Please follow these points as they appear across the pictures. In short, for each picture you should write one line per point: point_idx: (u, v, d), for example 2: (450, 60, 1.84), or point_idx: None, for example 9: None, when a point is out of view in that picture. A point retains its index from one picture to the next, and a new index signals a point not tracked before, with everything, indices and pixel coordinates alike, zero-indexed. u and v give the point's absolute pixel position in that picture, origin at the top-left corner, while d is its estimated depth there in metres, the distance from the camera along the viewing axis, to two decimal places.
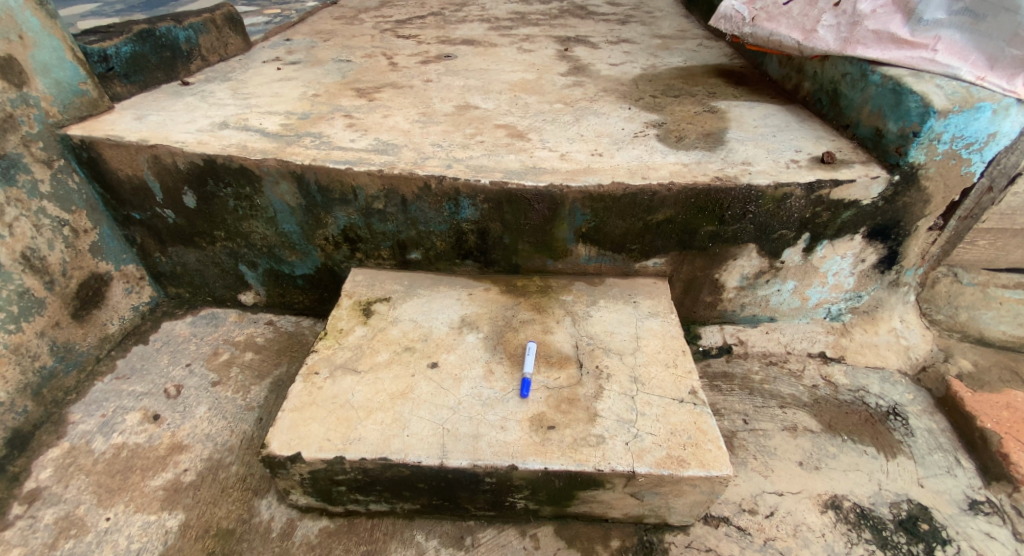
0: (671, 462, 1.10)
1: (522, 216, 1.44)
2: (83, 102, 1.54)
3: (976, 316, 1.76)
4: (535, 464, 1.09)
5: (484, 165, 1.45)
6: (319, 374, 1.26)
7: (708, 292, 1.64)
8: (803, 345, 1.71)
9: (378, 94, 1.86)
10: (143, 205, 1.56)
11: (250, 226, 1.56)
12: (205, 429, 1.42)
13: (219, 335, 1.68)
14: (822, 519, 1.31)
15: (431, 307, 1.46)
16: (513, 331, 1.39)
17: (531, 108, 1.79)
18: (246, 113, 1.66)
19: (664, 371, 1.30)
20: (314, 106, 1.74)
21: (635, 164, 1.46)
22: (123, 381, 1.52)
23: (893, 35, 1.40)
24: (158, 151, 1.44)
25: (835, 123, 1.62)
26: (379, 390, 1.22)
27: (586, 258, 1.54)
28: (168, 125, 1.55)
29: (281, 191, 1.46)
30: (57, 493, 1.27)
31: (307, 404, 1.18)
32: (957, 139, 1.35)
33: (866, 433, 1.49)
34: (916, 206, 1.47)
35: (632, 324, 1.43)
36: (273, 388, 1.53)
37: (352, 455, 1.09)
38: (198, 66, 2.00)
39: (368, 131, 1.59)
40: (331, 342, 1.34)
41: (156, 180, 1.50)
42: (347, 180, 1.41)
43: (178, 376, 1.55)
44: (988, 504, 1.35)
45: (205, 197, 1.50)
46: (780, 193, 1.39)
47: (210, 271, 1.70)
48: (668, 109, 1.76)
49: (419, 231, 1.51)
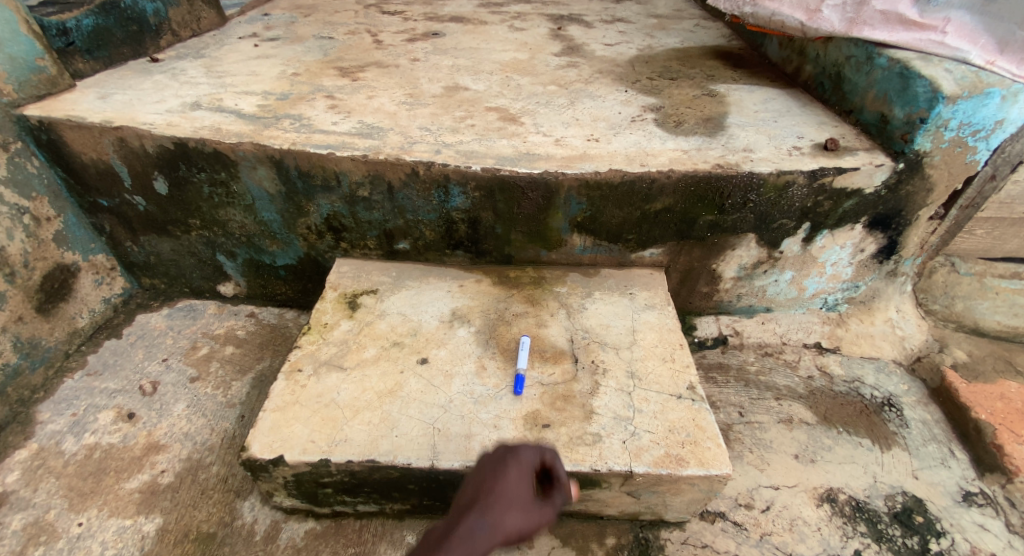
0: (670, 461, 1.07)
1: (514, 205, 1.38)
2: (40, 80, 1.43)
3: (972, 306, 1.73)
4: None
5: (474, 151, 1.38)
6: (302, 371, 1.20)
7: (704, 283, 1.60)
8: (799, 336, 1.69)
9: (362, 73, 1.77)
10: (110, 191, 1.46)
11: (226, 214, 1.47)
12: (183, 428, 1.35)
13: (197, 328, 1.61)
14: (818, 512, 1.29)
15: (420, 299, 1.41)
16: (506, 324, 1.34)
17: (524, 90, 1.71)
18: (220, 93, 1.55)
19: (661, 366, 1.26)
20: (294, 85, 1.64)
21: (633, 150, 1.40)
22: (95, 378, 1.45)
23: (901, 15, 1.35)
24: (125, 133, 1.34)
25: (836, 108, 1.57)
26: (366, 388, 1.16)
27: (582, 248, 1.49)
28: (135, 105, 1.45)
29: (258, 176, 1.37)
30: (25, 498, 1.20)
31: (289, 403, 1.12)
32: (964, 126, 1.30)
33: (861, 425, 1.48)
34: (918, 195, 1.43)
35: (628, 316, 1.39)
36: (255, 384, 1.47)
37: (338, 458, 1.03)
38: (168, 42, 1.88)
39: (351, 113, 1.51)
40: (314, 337, 1.28)
41: (122, 164, 1.40)
42: (329, 165, 1.33)
43: (154, 372, 1.47)
44: (981, 496, 1.34)
45: (177, 182, 1.41)
46: (782, 181, 1.34)
47: (186, 261, 1.61)
48: (666, 93, 1.70)
49: (406, 220, 1.45)
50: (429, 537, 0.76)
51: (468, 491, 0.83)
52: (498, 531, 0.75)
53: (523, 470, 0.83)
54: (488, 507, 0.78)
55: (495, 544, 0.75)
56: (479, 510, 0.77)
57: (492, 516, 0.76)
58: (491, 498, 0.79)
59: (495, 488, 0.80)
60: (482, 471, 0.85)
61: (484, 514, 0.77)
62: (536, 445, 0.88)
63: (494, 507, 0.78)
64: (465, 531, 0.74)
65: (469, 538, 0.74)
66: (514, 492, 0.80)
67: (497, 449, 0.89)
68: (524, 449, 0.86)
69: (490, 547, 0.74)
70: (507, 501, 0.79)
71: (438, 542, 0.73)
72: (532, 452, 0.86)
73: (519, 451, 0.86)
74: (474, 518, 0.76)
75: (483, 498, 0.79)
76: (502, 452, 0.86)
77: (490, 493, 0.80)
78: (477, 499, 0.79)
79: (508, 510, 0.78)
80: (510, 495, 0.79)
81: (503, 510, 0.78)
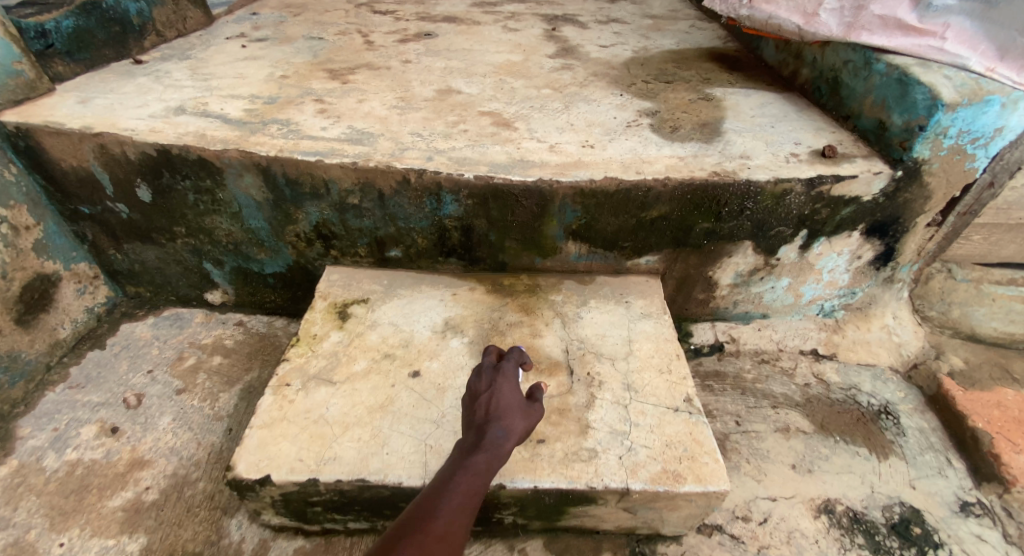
0: (667, 478, 1.04)
1: (508, 212, 1.35)
2: (17, 84, 1.38)
3: (969, 313, 1.73)
4: (524, 483, 1.02)
5: (467, 157, 1.35)
6: (290, 386, 1.17)
7: (701, 290, 1.58)
8: (795, 343, 1.67)
9: (352, 76, 1.73)
10: (91, 198, 1.42)
11: (213, 222, 1.43)
12: (169, 443, 1.32)
13: (184, 338, 1.57)
14: (816, 524, 1.28)
15: (412, 309, 1.38)
16: (500, 334, 1.31)
17: (518, 93, 1.68)
18: (205, 97, 1.51)
19: (658, 378, 1.24)
20: (282, 88, 1.60)
21: (629, 157, 1.37)
22: (77, 391, 1.41)
23: (900, 21, 1.33)
24: (105, 140, 1.30)
25: (834, 114, 1.55)
26: (356, 403, 1.14)
27: (577, 256, 1.47)
28: (117, 110, 1.41)
29: (245, 184, 1.34)
30: (4, 517, 1.16)
31: (276, 420, 1.09)
32: (963, 133, 1.29)
33: (858, 433, 1.47)
34: (916, 202, 1.42)
35: (624, 326, 1.36)
36: (244, 395, 1.43)
37: (326, 477, 1.00)
38: (152, 43, 1.84)
39: (340, 118, 1.47)
40: (303, 349, 1.25)
41: (104, 172, 1.36)
42: (318, 173, 1.30)
43: (138, 384, 1.44)
44: (979, 506, 1.33)
45: (161, 190, 1.37)
46: (780, 189, 1.32)
47: (172, 269, 1.57)
48: (661, 96, 1.67)
49: (398, 228, 1.41)
50: (461, 450, 0.90)
51: (471, 410, 0.97)
52: (514, 431, 0.93)
53: (511, 385, 1.01)
54: (503, 416, 0.94)
55: (513, 442, 0.93)
56: (495, 420, 0.93)
57: (508, 423, 0.93)
58: (500, 410, 0.95)
59: (500, 402, 0.97)
60: (478, 393, 1.00)
61: (500, 422, 0.93)
62: (510, 364, 1.08)
63: (505, 415, 0.94)
64: (493, 438, 0.90)
65: (498, 442, 0.90)
66: (513, 401, 0.98)
67: (480, 374, 1.05)
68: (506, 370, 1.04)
69: (512, 445, 0.92)
70: (512, 410, 0.96)
71: (476, 450, 0.89)
72: (510, 373, 1.04)
73: (500, 371, 1.05)
74: (494, 427, 0.92)
75: (493, 411, 0.95)
76: (490, 376, 1.03)
77: (497, 407, 0.96)
78: (488, 414, 0.95)
79: (516, 414, 0.96)
80: (511, 404, 0.97)
81: (513, 416, 0.95)
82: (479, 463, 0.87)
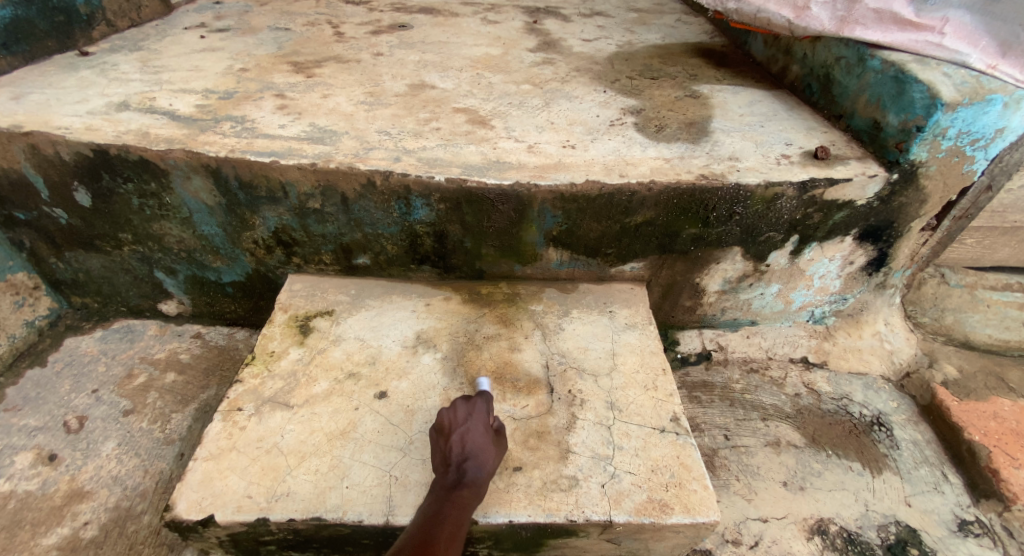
0: (653, 508, 0.96)
1: (484, 218, 1.26)
2: None
3: (962, 319, 1.69)
4: (498, 518, 0.93)
5: (438, 158, 1.25)
6: (242, 411, 1.06)
7: (687, 297, 1.51)
8: (785, 351, 1.61)
9: (318, 69, 1.62)
10: (25, 203, 1.30)
11: (161, 228, 1.32)
12: (112, 471, 1.20)
13: (134, 353, 1.45)
14: (809, 547, 1.21)
15: (381, 321, 1.28)
16: (475, 349, 1.22)
17: (496, 89, 1.58)
18: (153, 91, 1.39)
19: (643, 395, 1.16)
20: (241, 82, 1.49)
21: (612, 158, 1.28)
22: (13, 414, 1.29)
23: (896, 15, 1.26)
24: (36, 140, 1.18)
25: (825, 112, 1.48)
26: (314, 429, 1.04)
27: (558, 263, 1.38)
28: (53, 107, 1.29)
29: (194, 187, 1.23)
30: None
31: (224, 451, 0.99)
32: (961, 134, 1.23)
33: (851, 447, 1.41)
34: (911, 206, 1.36)
35: (608, 338, 1.28)
36: (198, 416, 1.32)
37: (278, 516, 0.90)
38: (101, 33, 1.71)
39: (301, 115, 1.36)
40: (258, 369, 1.15)
41: (37, 175, 1.24)
42: (274, 175, 1.19)
43: (81, 405, 1.32)
44: (977, 525, 1.28)
45: (102, 194, 1.25)
46: (770, 193, 1.25)
47: (121, 279, 1.45)
48: (646, 93, 1.59)
49: (365, 234, 1.31)
50: (441, 491, 0.87)
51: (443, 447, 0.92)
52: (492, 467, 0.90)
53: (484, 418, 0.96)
54: (480, 453, 0.90)
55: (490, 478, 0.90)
56: (472, 459, 0.89)
57: (485, 460, 0.90)
58: (476, 448, 0.91)
59: (474, 439, 0.92)
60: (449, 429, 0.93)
61: (478, 459, 0.90)
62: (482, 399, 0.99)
63: (482, 452, 0.91)
64: (474, 476, 0.87)
65: (479, 480, 0.88)
66: (487, 437, 0.94)
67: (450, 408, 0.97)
68: (477, 403, 0.97)
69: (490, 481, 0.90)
70: (487, 446, 0.92)
71: (457, 489, 0.86)
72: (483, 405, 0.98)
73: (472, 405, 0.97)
74: (472, 465, 0.88)
75: (470, 449, 0.90)
76: (461, 410, 0.96)
77: (473, 445, 0.91)
78: (464, 451, 0.90)
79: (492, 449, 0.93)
80: (486, 442, 0.93)
81: (488, 452, 0.91)
82: (462, 503, 0.84)
